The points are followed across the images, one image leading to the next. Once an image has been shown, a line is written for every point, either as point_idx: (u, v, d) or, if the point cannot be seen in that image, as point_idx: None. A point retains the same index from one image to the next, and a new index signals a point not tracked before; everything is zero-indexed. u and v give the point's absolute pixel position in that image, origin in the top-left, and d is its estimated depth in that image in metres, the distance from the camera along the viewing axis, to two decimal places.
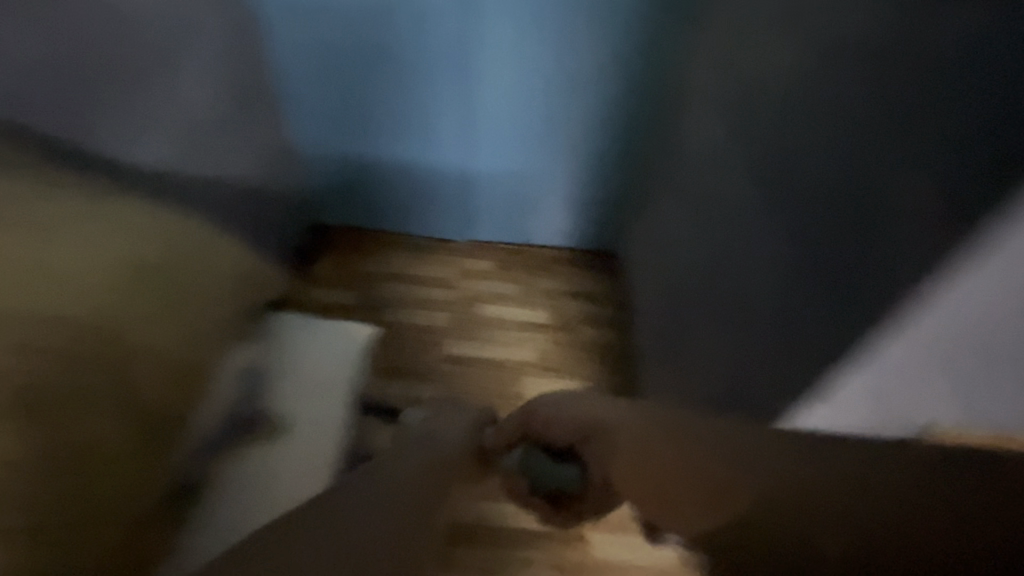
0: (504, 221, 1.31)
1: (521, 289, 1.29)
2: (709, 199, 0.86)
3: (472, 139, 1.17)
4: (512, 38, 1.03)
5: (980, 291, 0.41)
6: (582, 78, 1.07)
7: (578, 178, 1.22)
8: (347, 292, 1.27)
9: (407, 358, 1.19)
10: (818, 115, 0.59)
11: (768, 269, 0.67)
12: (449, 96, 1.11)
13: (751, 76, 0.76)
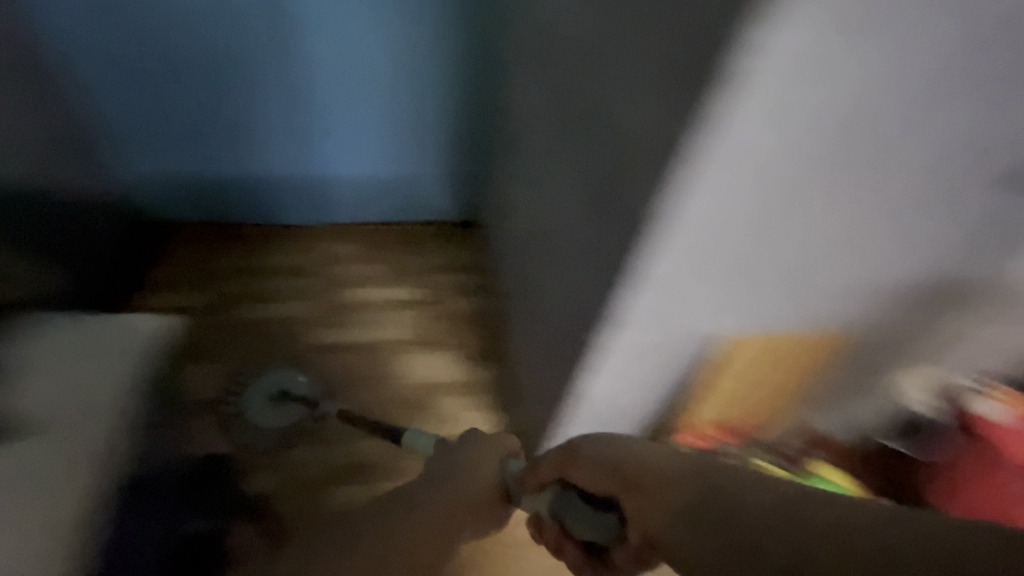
0: (366, 207, 1.29)
1: (381, 268, 1.29)
2: (534, 170, 0.92)
3: (309, 132, 1.12)
4: (319, 33, 0.98)
5: (699, 189, 0.43)
6: (403, 61, 1.05)
7: (426, 153, 1.21)
8: (193, 296, 1.22)
9: (266, 351, 1.18)
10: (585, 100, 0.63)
11: (570, 244, 0.74)
12: (269, 88, 1.05)
13: (546, 42, 0.77)
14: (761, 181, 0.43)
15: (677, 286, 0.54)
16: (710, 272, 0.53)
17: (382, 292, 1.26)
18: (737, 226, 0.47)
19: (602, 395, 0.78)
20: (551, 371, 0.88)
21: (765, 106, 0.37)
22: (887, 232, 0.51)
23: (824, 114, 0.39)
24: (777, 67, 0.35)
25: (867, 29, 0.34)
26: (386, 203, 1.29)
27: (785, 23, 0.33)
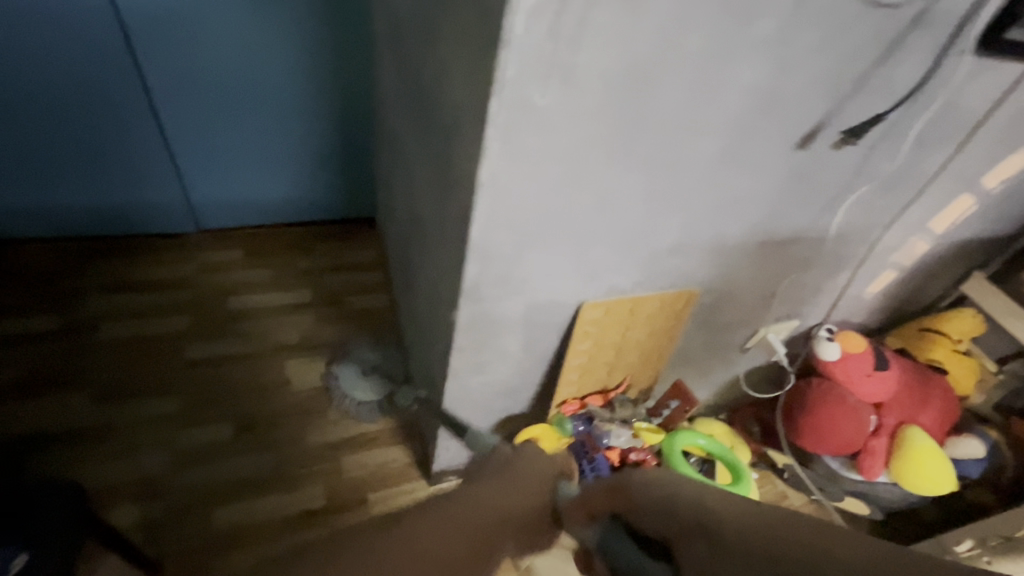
0: (241, 214, 1.27)
1: (267, 274, 1.26)
2: (406, 167, 0.96)
3: (164, 137, 1.09)
4: (164, 36, 0.97)
5: (501, 149, 0.53)
6: (260, 64, 1.05)
7: (299, 156, 1.21)
8: (42, 318, 1.12)
9: (135, 361, 1.10)
10: (441, 109, 0.70)
11: (442, 238, 0.80)
12: (116, 91, 1.02)
13: (406, 58, 0.84)
14: (553, 145, 0.55)
15: (512, 250, 0.64)
16: (541, 235, 0.63)
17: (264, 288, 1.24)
18: (548, 190, 0.59)
19: (485, 379, 0.84)
20: (439, 359, 0.93)
21: (534, 80, 0.49)
22: (672, 192, 0.64)
23: (584, 88, 0.51)
24: (533, 49, 0.47)
25: (594, 21, 0.47)
26: (260, 201, 1.26)
27: (527, 14, 0.45)
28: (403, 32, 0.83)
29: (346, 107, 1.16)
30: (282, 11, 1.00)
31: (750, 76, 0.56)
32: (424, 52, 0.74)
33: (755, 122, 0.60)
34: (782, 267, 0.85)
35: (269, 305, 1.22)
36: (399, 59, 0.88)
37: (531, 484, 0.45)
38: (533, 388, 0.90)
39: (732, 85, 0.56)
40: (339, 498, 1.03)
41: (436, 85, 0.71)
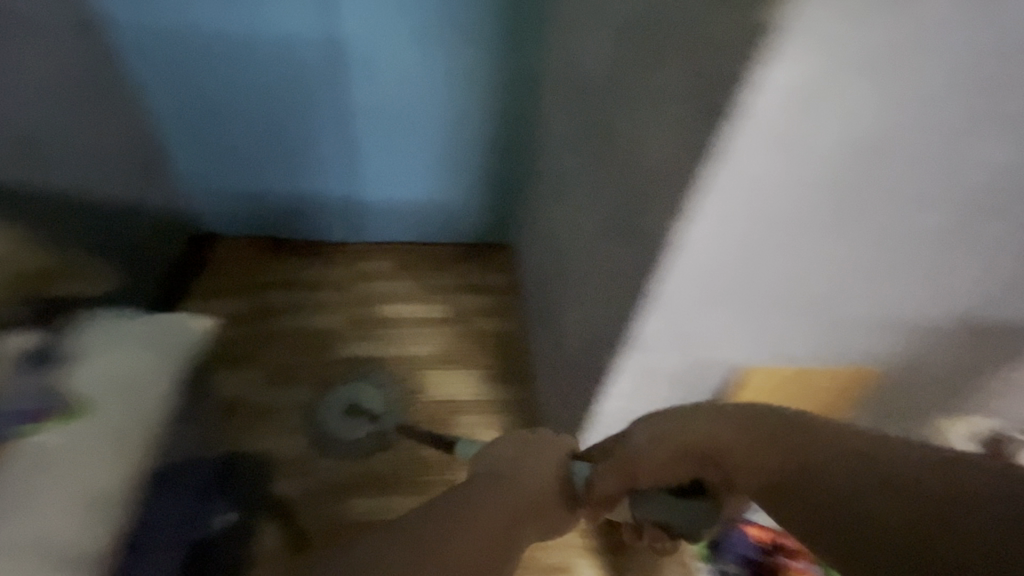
0: (403, 231, 1.37)
1: (414, 287, 1.34)
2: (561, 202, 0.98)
3: (353, 154, 1.21)
4: (369, 67, 1.09)
5: (709, 203, 0.49)
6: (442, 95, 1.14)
7: (461, 184, 1.29)
8: (237, 303, 1.27)
9: (308, 358, 1.23)
10: (611, 142, 0.69)
11: (592, 271, 0.79)
12: (323, 112, 1.15)
13: (578, 97, 0.85)
14: (760, 211, 0.50)
15: (690, 307, 0.60)
16: (720, 299, 0.59)
17: (420, 305, 1.32)
18: (739, 254, 0.54)
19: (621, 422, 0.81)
20: (572, 394, 0.91)
21: (757, 146, 0.46)
22: (882, 270, 0.56)
23: (809, 151, 0.46)
24: (770, 106, 0.43)
25: (853, 72, 0.42)
26: (431, 225, 1.36)
27: (769, 88, 0.42)
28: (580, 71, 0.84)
29: (511, 145, 1.23)
30: (470, 56, 1.09)
31: (1006, 147, 0.47)
32: (601, 91, 0.74)
33: (1000, 201, 0.51)
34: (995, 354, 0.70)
35: (425, 321, 1.30)
36: (569, 100, 0.90)
37: (551, 473, 0.50)
38: None
39: (979, 159, 0.48)
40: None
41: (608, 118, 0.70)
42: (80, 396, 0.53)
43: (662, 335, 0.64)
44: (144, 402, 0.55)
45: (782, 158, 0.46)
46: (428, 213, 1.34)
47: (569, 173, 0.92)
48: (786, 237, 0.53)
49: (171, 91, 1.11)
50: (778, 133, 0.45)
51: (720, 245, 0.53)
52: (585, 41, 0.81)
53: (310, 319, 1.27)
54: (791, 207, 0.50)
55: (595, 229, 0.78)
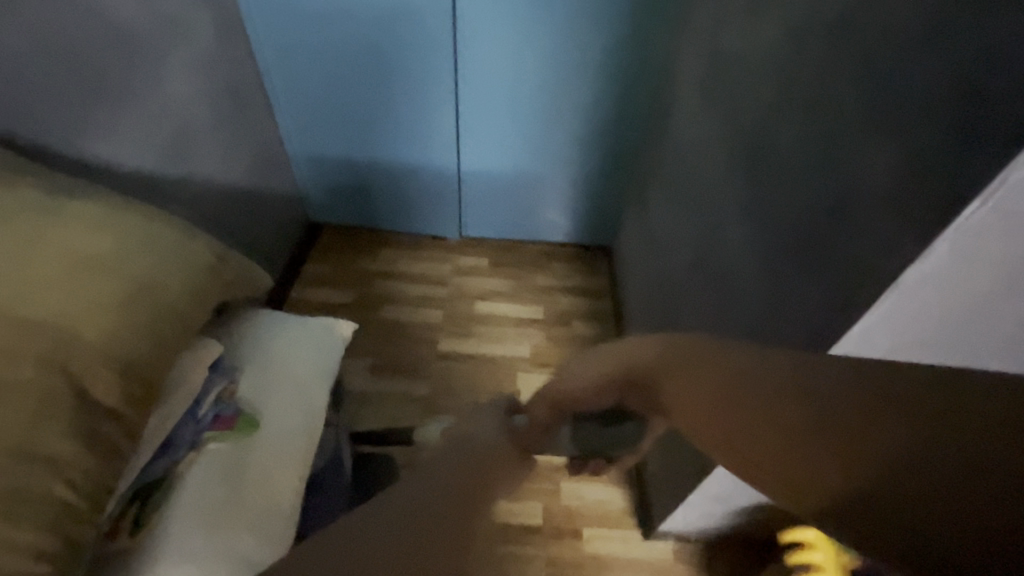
0: (502, 221, 1.35)
1: (519, 284, 1.32)
2: (687, 193, 0.91)
3: (462, 138, 1.20)
4: (491, 46, 1.07)
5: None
6: (558, 77, 1.10)
7: (572, 179, 1.25)
8: (343, 293, 1.31)
9: (421, 348, 1.24)
10: (780, 112, 0.62)
11: (737, 258, 0.72)
12: (435, 95, 1.14)
13: (730, 70, 0.77)
14: (1008, 249, 0.43)
15: (927, 296, 0.47)
16: (923, 332, 0.51)
17: (539, 305, 1.28)
18: (968, 290, 0.47)
19: None
20: None
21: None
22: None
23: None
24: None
25: None
26: (550, 223, 1.34)
27: None
28: (729, 45, 0.78)
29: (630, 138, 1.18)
30: (597, 42, 1.05)
31: None
32: (770, 60, 0.65)
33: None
34: None
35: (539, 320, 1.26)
36: (714, 77, 0.82)
37: None
38: None
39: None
40: (551, 522, 1.01)
41: (776, 88, 0.64)
42: (251, 403, 0.68)
43: (877, 331, 0.50)
44: (307, 400, 0.72)
45: None
46: (548, 212, 1.31)
47: (702, 160, 0.85)
48: None
49: (289, 71, 1.13)
50: None
51: (1019, 214, 0.40)
52: (739, 15, 0.75)
53: (427, 310, 1.29)
54: None
55: (743, 210, 0.70)
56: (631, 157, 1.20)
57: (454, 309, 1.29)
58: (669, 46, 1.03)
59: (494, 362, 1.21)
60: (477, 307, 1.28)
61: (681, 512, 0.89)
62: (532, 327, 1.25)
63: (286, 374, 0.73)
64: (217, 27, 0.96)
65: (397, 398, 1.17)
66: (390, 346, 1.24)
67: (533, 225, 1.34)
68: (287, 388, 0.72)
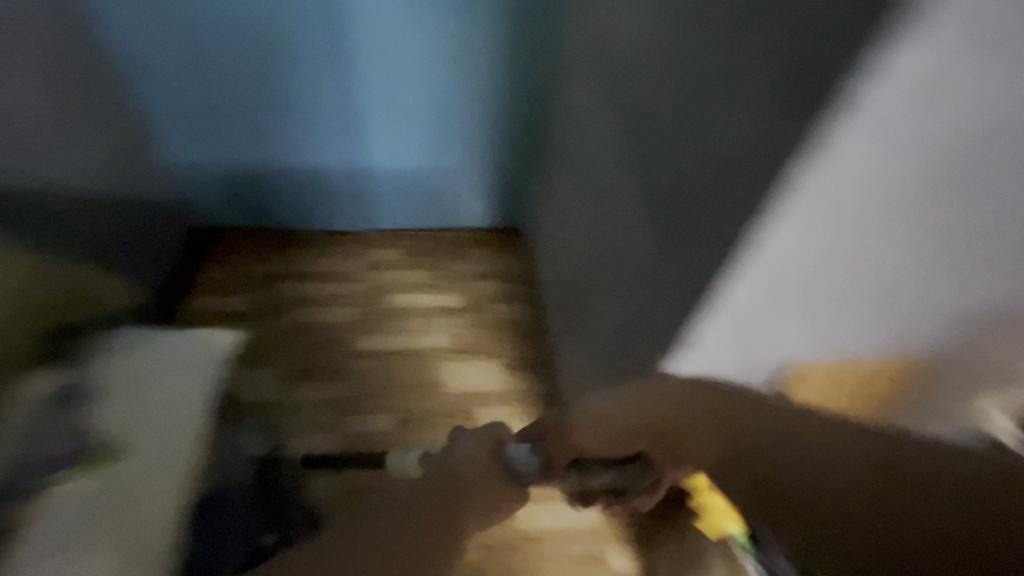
0: (406, 202, 1.29)
1: (424, 275, 1.28)
2: (583, 177, 0.93)
3: (355, 116, 1.13)
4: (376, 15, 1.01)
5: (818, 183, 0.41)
6: (449, 51, 1.07)
7: (474, 159, 1.23)
8: (243, 298, 1.23)
9: (325, 353, 1.18)
10: (649, 103, 0.65)
11: (627, 243, 0.75)
12: (321, 69, 1.06)
13: (614, 43, 0.76)
14: (855, 208, 0.43)
15: (759, 306, 0.52)
16: (779, 322, 0.54)
17: (446, 295, 1.26)
18: (832, 250, 0.46)
19: None
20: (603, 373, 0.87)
21: (869, 134, 0.38)
22: (993, 281, 0.48)
23: (925, 134, 0.38)
24: (858, 147, 0.39)
25: (990, 32, 0.34)
26: (449, 210, 1.32)
27: (894, 75, 0.35)
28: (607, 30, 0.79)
29: (527, 115, 1.16)
30: (486, 17, 1.02)
31: None
32: (649, 33, 0.65)
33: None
34: None
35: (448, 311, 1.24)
36: (601, 54, 0.82)
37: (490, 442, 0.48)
38: None
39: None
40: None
41: (645, 79, 0.66)
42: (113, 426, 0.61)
43: (724, 329, 0.56)
44: (190, 406, 0.64)
45: (909, 126, 0.38)
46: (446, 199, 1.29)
47: (593, 144, 0.87)
48: (885, 235, 0.45)
49: (155, 45, 1.02)
50: (920, 94, 0.36)
51: (812, 235, 0.45)
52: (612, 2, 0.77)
53: (327, 312, 1.22)
54: (907, 190, 0.42)
55: (627, 196, 0.74)
56: (526, 138, 1.20)
57: (355, 309, 1.23)
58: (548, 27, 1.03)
59: (404, 359, 1.18)
60: (378, 306, 1.24)
61: None
62: (441, 319, 1.23)
63: (152, 385, 0.65)
64: (51, 5, 0.84)
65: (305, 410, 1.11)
66: (291, 354, 1.17)
67: (433, 213, 1.31)
68: (157, 401, 0.63)
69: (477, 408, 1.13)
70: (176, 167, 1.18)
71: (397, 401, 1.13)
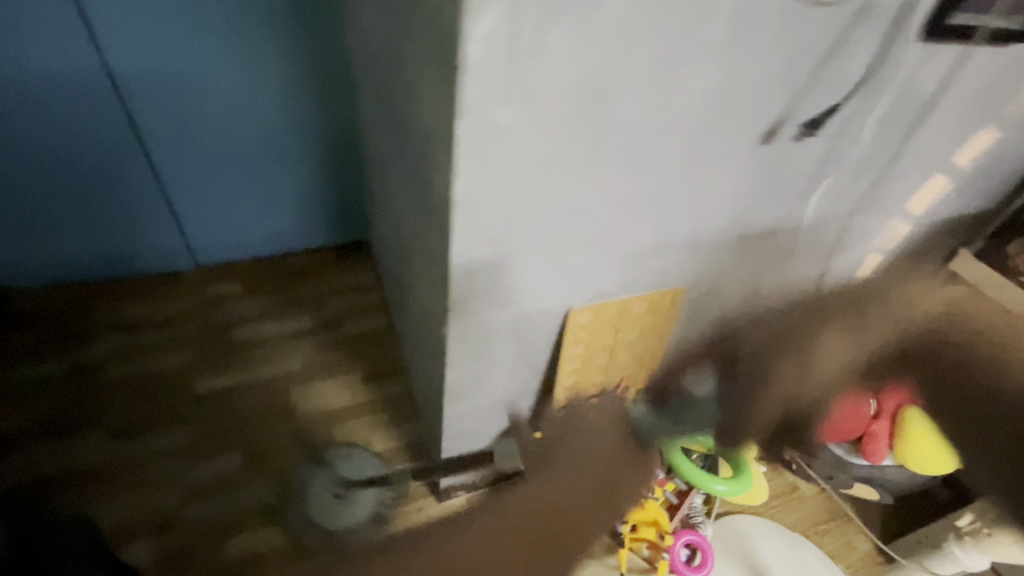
0: (227, 235, 1.29)
1: (260, 303, 1.29)
2: (387, 189, 1.01)
3: (152, 167, 1.13)
4: (145, 69, 1.01)
5: (470, 157, 0.58)
6: (235, 92, 1.08)
7: (289, 182, 1.25)
8: (54, 363, 1.15)
9: (156, 400, 1.13)
10: (410, 135, 0.75)
11: (423, 252, 0.86)
12: (105, 130, 1.06)
13: (382, 74, 0.84)
14: (515, 152, 0.59)
15: (490, 252, 0.68)
16: (510, 263, 0.71)
17: (284, 318, 1.28)
18: (517, 194, 0.63)
19: (477, 388, 0.88)
20: (429, 368, 0.97)
21: (494, 102, 0.54)
22: (645, 195, 0.70)
23: (553, 99, 0.56)
24: (486, 122, 0.56)
25: (545, 43, 0.52)
26: (270, 228, 1.31)
27: (477, 75, 0.52)
28: (375, 60, 0.87)
29: (333, 129, 1.20)
30: (266, 37, 1.04)
31: (703, 79, 0.61)
32: (399, 71, 0.74)
33: (685, 122, 0.64)
34: (761, 257, 0.87)
35: (288, 333, 1.26)
36: (373, 79, 0.90)
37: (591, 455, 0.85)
38: (531, 398, 0.95)
39: (690, 86, 0.60)
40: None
41: (405, 112, 0.77)
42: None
43: (481, 283, 0.72)
44: None
45: (518, 107, 0.55)
46: (266, 218, 1.29)
47: (387, 162, 0.96)
48: (550, 178, 0.63)
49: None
50: (510, 88, 0.54)
51: (496, 190, 0.62)
52: (373, 39, 0.86)
53: (154, 355, 1.18)
54: (546, 147, 0.60)
55: (416, 212, 0.84)
56: (338, 151, 1.23)
57: (187, 346, 1.21)
58: (332, 44, 1.07)
59: (245, 388, 1.17)
60: (211, 338, 1.22)
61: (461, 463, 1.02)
62: (283, 340, 1.24)
63: None
64: None
65: (138, 462, 1.06)
66: (114, 407, 1.12)
67: (253, 233, 1.31)
68: None
69: (329, 422, 1.15)
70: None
71: (243, 429, 1.12)
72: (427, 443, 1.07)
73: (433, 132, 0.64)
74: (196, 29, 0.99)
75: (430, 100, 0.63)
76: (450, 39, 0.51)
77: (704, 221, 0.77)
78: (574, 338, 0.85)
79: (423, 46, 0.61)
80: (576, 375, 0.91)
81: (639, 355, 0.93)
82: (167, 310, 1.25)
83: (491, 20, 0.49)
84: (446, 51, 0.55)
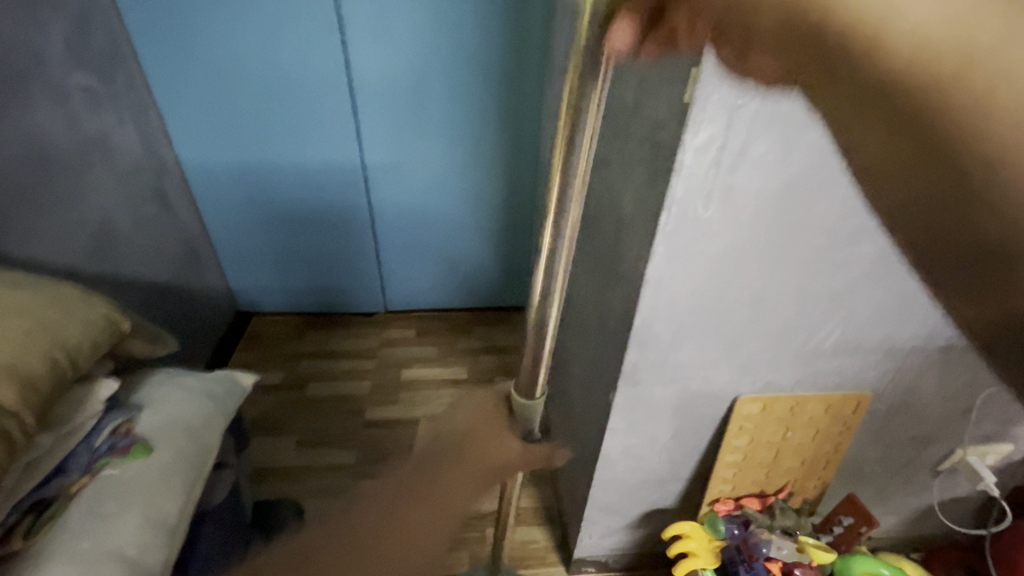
0: (415, 287, 1.52)
1: (437, 351, 1.46)
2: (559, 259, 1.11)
3: (374, 223, 1.39)
4: (388, 144, 1.27)
5: (662, 248, 0.63)
6: (440, 166, 1.31)
7: (471, 239, 1.44)
8: (272, 373, 1.39)
9: (341, 418, 1.29)
10: (599, 218, 0.84)
11: (589, 320, 0.92)
12: (350, 200, 1.35)
13: None
14: (704, 245, 0.63)
15: (664, 335, 0.72)
16: (684, 344, 0.73)
17: (456, 365, 1.42)
18: (702, 283, 0.67)
19: (628, 460, 0.89)
20: (579, 433, 1.00)
21: (693, 203, 0.60)
22: (835, 295, 0.69)
23: (757, 198, 0.60)
24: (684, 219, 0.61)
25: (752, 153, 0.56)
26: (451, 283, 1.51)
27: (681, 176, 0.57)
28: None
29: (518, 199, 1.37)
30: (481, 121, 1.26)
31: None
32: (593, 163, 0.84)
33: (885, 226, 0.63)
34: (972, 371, 0.77)
35: (457, 378, 1.39)
36: None
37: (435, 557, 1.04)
38: (680, 482, 0.93)
39: None
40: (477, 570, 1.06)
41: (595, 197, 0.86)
42: (147, 433, 0.72)
43: (653, 361, 0.75)
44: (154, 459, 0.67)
45: (717, 204, 0.60)
46: (449, 271, 1.49)
47: None
48: (735, 270, 0.66)
49: (225, 213, 1.35)
50: (714, 190, 0.59)
51: (683, 278, 0.66)
52: None
53: (349, 378, 1.38)
54: (738, 241, 0.63)
55: (590, 285, 0.91)
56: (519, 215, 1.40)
57: (372, 375, 1.39)
58: (535, 126, 1.25)
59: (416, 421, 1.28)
60: (393, 373, 1.40)
61: (598, 536, 1.00)
62: (454, 383, 1.37)
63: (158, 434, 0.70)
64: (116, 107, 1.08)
65: (319, 468, 1.19)
66: (313, 414, 1.29)
67: (436, 282, 1.51)
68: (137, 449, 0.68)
69: None
70: (235, 284, 1.48)
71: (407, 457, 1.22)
72: (564, 508, 1.08)
73: (627, 217, 0.71)
74: (420, 120, 1.25)
75: (628, 191, 0.71)
76: (668, 144, 0.58)
77: (898, 324, 0.73)
78: (740, 433, 0.83)
79: (630, 148, 0.70)
80: (738, 470, 0.88)
81: (809, 458, 0.87)
82: (365, 346, 1.47)
83: (703, 131, 0.55)
84: (650, 151, 0.63)
